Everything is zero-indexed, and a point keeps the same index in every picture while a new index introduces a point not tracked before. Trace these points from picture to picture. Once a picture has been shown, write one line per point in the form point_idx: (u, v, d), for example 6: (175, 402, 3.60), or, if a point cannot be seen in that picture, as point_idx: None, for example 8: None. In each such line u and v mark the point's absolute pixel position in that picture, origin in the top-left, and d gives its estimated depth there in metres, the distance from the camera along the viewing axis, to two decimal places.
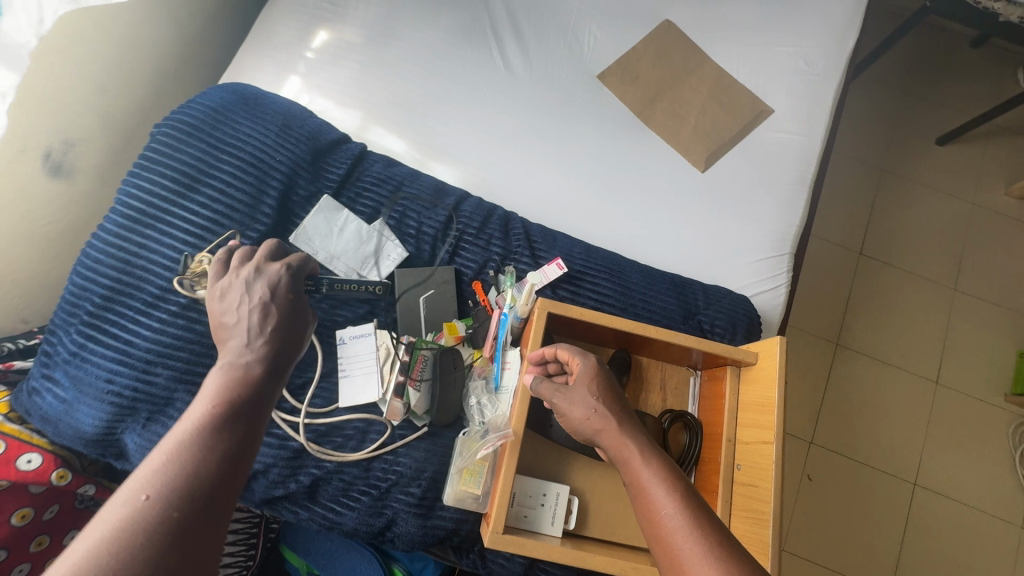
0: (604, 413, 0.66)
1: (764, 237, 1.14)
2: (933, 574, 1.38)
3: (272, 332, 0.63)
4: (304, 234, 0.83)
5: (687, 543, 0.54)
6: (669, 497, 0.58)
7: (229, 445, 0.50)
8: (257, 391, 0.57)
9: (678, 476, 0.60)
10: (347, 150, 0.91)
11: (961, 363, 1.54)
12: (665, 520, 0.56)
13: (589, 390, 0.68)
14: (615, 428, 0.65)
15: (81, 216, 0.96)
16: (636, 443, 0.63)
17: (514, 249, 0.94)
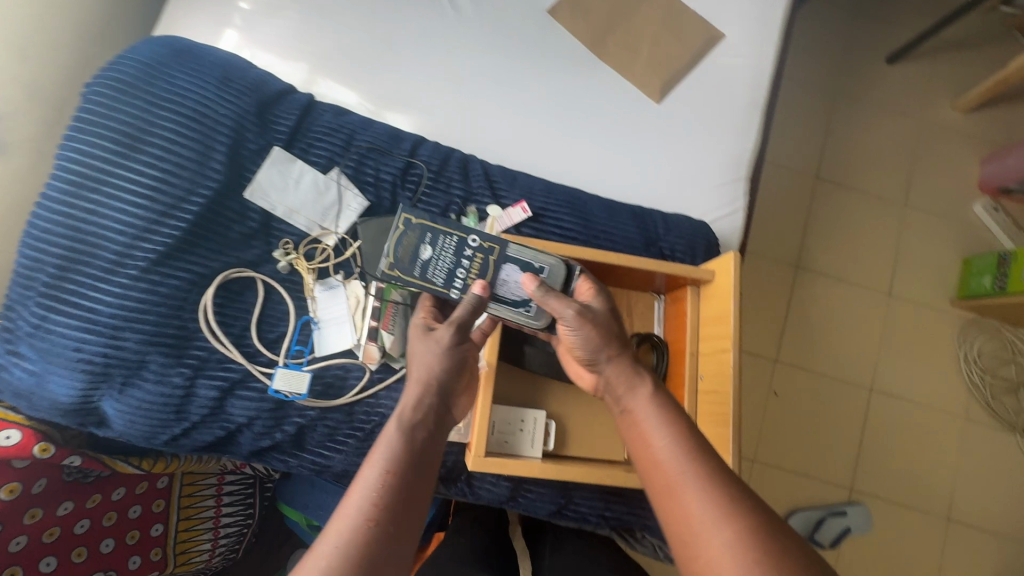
0: (611, 339, 0.67)
1: (720, 163, 1.17)
2: (888, 466, 1.51)
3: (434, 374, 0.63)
4: (259, 190, 0.82)
5: (683, 475, 0.54)
6: (666, 434, 0.59)
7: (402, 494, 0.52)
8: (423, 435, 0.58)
9: (676, 416, 0.61)
10: (295, 100, 0.88)
11: (911, 274, 1.63)
12: (660, 453, 0.57)
13: (608, 318, 0.69)
14: (619, 362, 0.66)
15: (21, 192, 0.93)
16: (636, 374, 0.65)
17: (475, 190, 0.94)
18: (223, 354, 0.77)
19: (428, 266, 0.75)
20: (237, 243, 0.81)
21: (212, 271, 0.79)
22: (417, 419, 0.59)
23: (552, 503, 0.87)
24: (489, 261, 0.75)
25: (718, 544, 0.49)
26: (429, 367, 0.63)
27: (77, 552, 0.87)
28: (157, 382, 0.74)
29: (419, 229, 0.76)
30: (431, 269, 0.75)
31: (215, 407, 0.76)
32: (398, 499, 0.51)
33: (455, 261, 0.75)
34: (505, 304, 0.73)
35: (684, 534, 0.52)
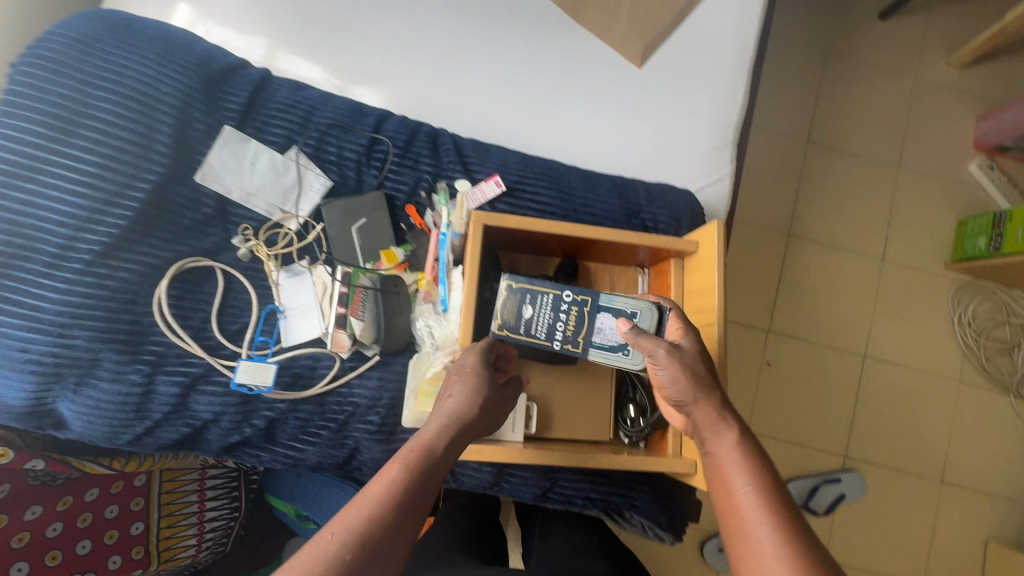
0: (706, 381, 0.61)
1: (705, 128, 1.11)
2: (881, 433, 1.50)
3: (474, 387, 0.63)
4: (211, 173, 0.77)
5: (765, 534, 0.50)
6: (749, 483, 0.54)
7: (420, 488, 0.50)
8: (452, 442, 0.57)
9: (768, 469, 0.56)
10: (247, 75, 0.82)
11: (905, 238, 1.59)
12: (742, 503, 0.53)
13: (698, 355, 0.63)
14: (707, 400, 0.60)
15: None
16: (720, 412, 0.60)
17: (445, 165, 0.89)
18: (183, 348, 0.74)
19: (529, 325, 0.73)
20: (192, 231, 0.78)
21: (166, 261, 0.75)
22: (455, 428, 0.58)
23: (536, 487, 0.85)
24: (587, 313, 0.72)
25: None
26: (475, 382, 0.63)
27: (49, 556, 0.86)
28: (112, 380, 0.70)
29: (519, 291, 0.73)
30: (534, 326, 0.73)
31: (177, 403, 0.73)
32: (427, 495, 0.50)
33: (553, 316, 0.73)
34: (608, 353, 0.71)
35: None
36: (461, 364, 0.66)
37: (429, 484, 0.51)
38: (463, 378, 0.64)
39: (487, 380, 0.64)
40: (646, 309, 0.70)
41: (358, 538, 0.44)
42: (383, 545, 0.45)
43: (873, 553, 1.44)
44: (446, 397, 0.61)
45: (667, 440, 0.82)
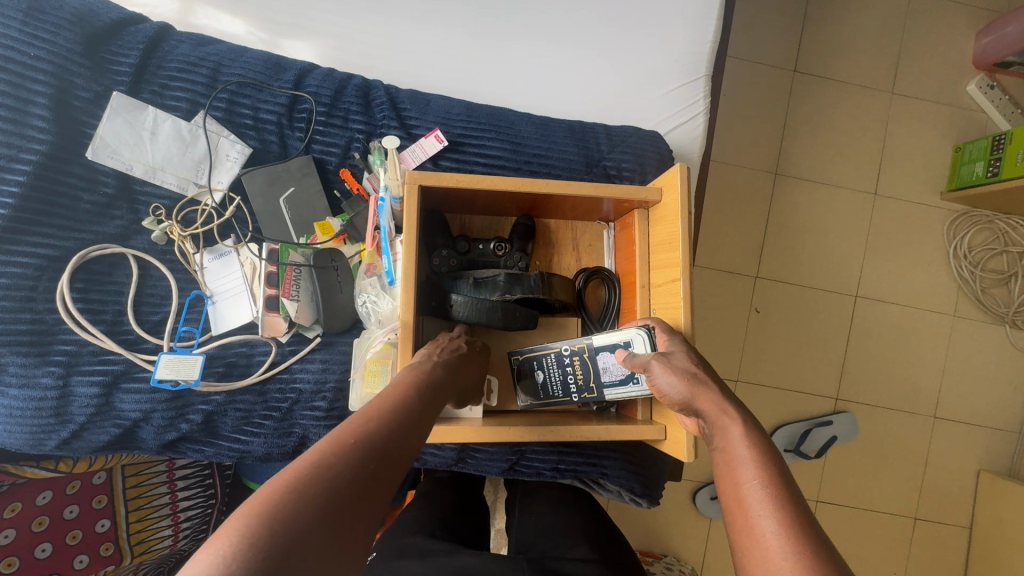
0: (703, 377, 0.58)
1: (674, 61, 1.01)
2: (874, 374, 1.46)
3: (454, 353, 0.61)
4: (104, 148, 0.69)
5: (770, 524, 0.43)
6: (756, 475, 0.47)
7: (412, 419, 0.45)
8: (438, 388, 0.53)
9: (776, 460, 0.49)
10: (139, 31, 0.71)
11: (899, 170, 1.50)
12: (747, 494, 0.46)
13: (688, 356, 0.61)
14: (704, 393, 0.57)
15: None
16: (720, 405, 0.55)
17: (379, 121, 0.80)
18: (98, 345, 0.68)
19: (546, 388, 0.74)
20: (92, 216, 0.70)
21: (67, 251, 0.68)
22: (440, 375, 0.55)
23: (502, 461, 0.81)
24: (588, 359, 0.71)
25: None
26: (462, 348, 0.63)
27: (6, 562, 0.84)
28: (21, 386, 0.64)
29: (526, 359, 0.74)
30: (551, 389, 0.73)
31: (100, 405, 0.67)
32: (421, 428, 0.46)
33: (562, 371, 0.73)
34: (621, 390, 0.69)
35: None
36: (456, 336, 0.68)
37: (432, 412, 0.49)
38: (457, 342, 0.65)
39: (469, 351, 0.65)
40: (631, 336, 0.68)
41: (378, 449, 0.39)
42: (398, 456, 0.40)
43: (865, 493, 1.42)
44: (438, 350, 0.61)
45: (637, 406, 0.78)
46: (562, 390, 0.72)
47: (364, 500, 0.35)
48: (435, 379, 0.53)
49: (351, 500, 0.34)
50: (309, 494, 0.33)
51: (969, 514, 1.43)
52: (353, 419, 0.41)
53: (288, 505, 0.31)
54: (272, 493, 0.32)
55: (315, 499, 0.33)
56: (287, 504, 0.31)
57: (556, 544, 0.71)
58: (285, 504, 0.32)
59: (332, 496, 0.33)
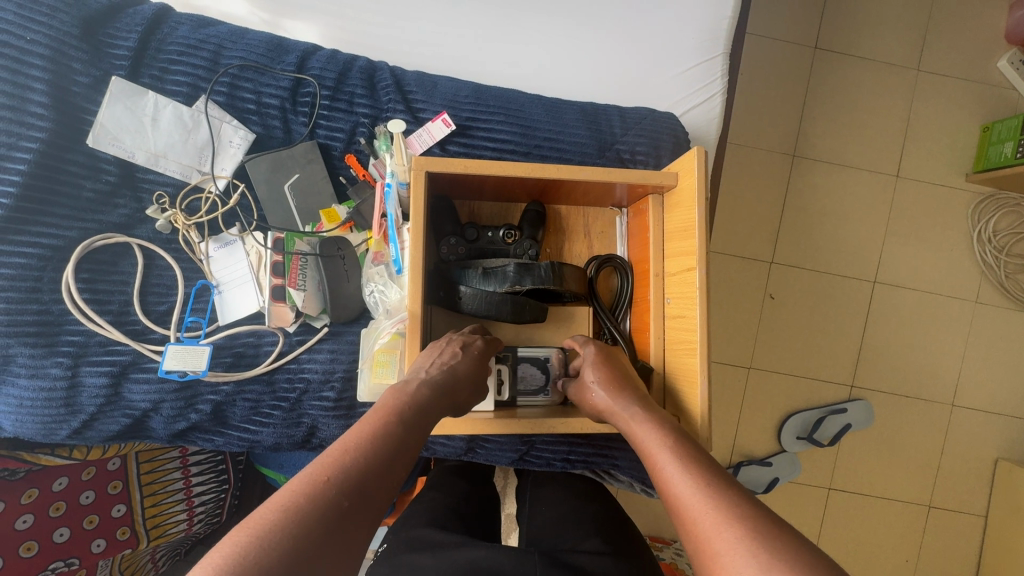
0: (614, 386, 0.64)
1: (690, 39, 0.97)
2: (891, 362, 1.43)
3: (457, 362, 0.61)
4: (105, 135, 0.67)
5: (691, 490, 0.47)
6: (673, 458, 0.52)
7: (396, 439, 0.48)
8: (427, 404, 0.54)
9: (702, 455, 0.52)
10: (136, 13, 0.69)
11: (923, 151, 1.44)
12: (667, 476, 0.50)
13: (594, 371, 0.67)
14: (613, 404, 0.62)
15: None
16: (631, 412, 0.61)
17: (385, 104, 0.77)
18: (105, 336, 0.67)
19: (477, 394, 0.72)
20: (95, 205, 0.68)
21: (70, 241, 0.67)
22: (433, 390, 0.56)
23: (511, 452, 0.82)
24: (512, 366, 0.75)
25: (735, 558, 0.39)
26: (466, 352, 0.63)
27: (25, 547, 0.84)
28: (31, 376, 0.64)
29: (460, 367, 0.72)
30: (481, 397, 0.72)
31: (110, 395, 0.67)
32: (408, 446, 0.49)
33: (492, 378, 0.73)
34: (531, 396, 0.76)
35: (698, 559, 0.42)
36: (452, 338, 0.65)
37: (419, 436, 0.51)
38: (453, 349, 0.63)
39: (477, 357, 0.64)
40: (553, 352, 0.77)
41: (356, 474, 0.42)
42: (371, 491, 0.42)
43: (879, 481, 1.40)
44: (436, 356, 0.61)
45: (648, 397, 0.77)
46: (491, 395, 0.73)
47: (329, 539, 0.37)
48: (420, 398, 0.54)
49: (321, 547, 0.36)
50: (278, 535, 0.35)
51: (986, 502, 1.40)
52: (339, 444, 0.44)
53: (252, 554, 0.33)
54: (257, 522, 0.35)
55: (279, 548, 0.34)
56: (255, 555, 0.33)
57: (567, 535, 0.70)
58: (265, 537, 0.35)
59: (298, 543, 0.35)
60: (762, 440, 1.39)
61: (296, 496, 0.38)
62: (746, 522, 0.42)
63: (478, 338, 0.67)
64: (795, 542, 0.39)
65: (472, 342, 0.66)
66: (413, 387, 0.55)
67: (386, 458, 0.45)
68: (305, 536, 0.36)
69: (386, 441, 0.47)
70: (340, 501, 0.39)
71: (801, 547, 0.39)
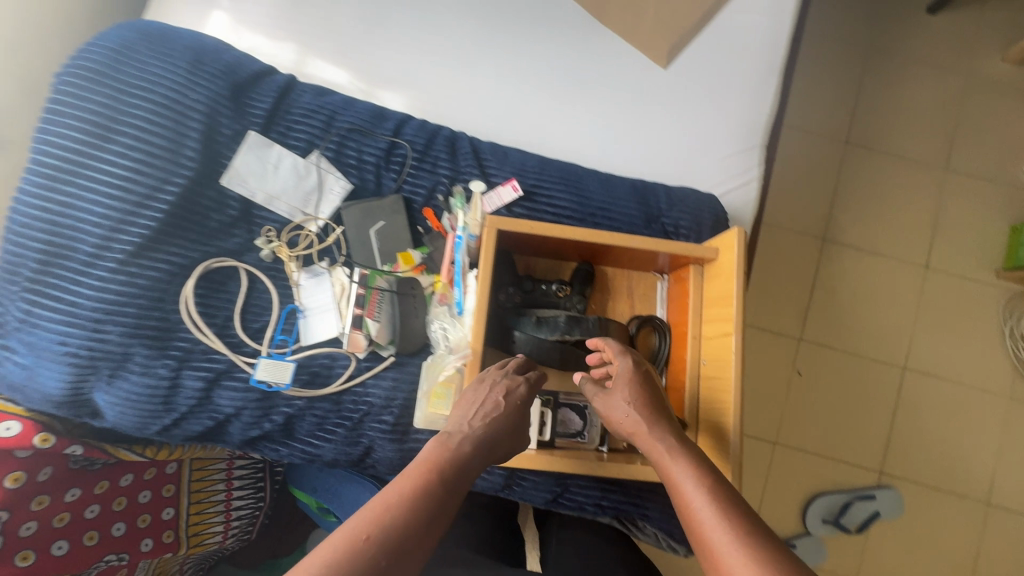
0: (650, 414, 0.67)
1: (730, 132, 1.11)
2: (921, 450, 1.42)
3: (496, 419, 0.65)
4: (236, 177, 0.80)
5: (727, 544, 0.51)
6: (711, 505, 0.55)
7: (436, 497, 0.53)
8: (468, 462, 0.59)
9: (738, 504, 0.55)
10: (273, 81, 0.84)
11: (951, 245, 1.51)
12: (707, 526, 0.53)
13: (626, 394, 0.69)
14: (647, 433, 0.65)
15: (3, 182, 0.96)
16: (664, 445, 0.63)
17: (463, 169, 0.90)
18: (207, 344, 0.77)
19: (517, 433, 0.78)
20: (217, 233, 0.81)
21: (192, 261, 0.78)
22: (473, 446, 0.60)
23: (546, 491, 0.85)
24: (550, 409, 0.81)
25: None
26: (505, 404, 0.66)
27: (88, 536, 0.88)
28: (142, 374, 0.74)
29: None
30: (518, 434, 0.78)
31: (202, 397, 0.76)
32: (447, 502, 0.53)
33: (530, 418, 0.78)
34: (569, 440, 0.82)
35: None
36: (495, 384, 0.68)
37: (459, 493, 0.56)
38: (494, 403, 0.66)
39: (515, 408, 0.67)
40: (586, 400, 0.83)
41: (393, 533, 0.47)
42: (409, 546, 0.48)
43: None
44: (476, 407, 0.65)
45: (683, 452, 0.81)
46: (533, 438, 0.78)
47: None
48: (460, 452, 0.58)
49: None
50: None
51: None
52: (383, 500, 0.50)
53: None
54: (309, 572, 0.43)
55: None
56: None
57: None
58: None
59: None
60: (787, 518, 1.37)
61: (341, 550, 0.45)
62: None
63: (518, 383, 0.70)
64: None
65: (511, 392, 0.68)
66: (455, 442, 0.60)
67: (424, 515, 0.51)
68: None
69: (425, 500, 0.52)
70: (378, 558, 0.45)
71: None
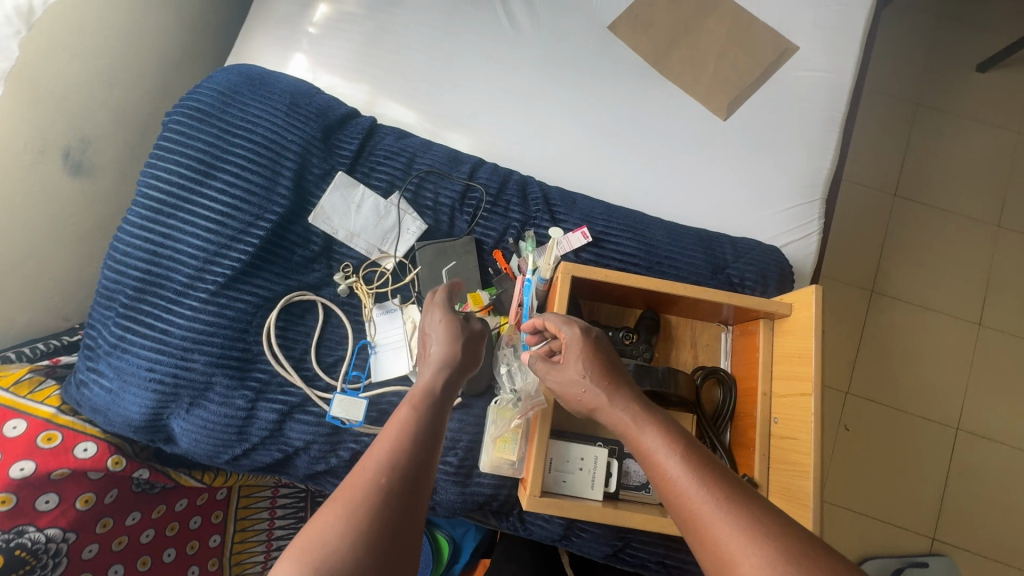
0: (602, 382, 0.67)
1: (790, 184, 1.12)
2: (978, 517, 1.35)
3: (448, 346, 0.69)
4: (322, 214, 0.83)
5: (701, 498, 0.52)
6: (678, 464, 0.56)
7: (427, 427, 0.58)
8: (440, 390, 0.64)
9: (701, 459, 0.56)
10: (358, 124, 0.88)
11: (1006, 303, 1.47)
12: (676, 483, 0.55)
13: (578, 366, 0.68)
14: (608, 405, 0.65)
15: (87, 206, 1.02)
16: (627, 414, 0.64)
17: (534, 214, 0.91)
18: (284, 377, 0.78)
19: (585, 484, 0.77)
20: (299, 267, 0.83)
21: (276, 294, 0.80)
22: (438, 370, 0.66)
23: (607, 546, 0.83)
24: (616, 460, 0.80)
25: None
26: (443, 330, 0.71)
27: (142, 560, 0.87)
28: (221, 403, 0.75)
29: (571, 451, 0.78)
30: (586, 484, 0.77)
31: (274, 429, 0.77)
32: (438, 432, 0.58)
33: (598, 467, 0.77)
34: (632, 493, 0.80)
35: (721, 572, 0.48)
36: (430, 319, 0.73)
37: (444, 419, 0.61)
38: (439, 318, 0.72)
39: (452, 328, 0.71)
40: None
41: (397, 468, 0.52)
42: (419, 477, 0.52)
43: None
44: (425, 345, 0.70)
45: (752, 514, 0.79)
46: (601, 489, 0.77)
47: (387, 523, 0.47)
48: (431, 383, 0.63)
49: (384, 564, 0.45)
50: (340, 528, 0.46)
51: None
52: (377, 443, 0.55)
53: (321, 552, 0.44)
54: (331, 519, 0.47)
55: (353, 575, 0.44)
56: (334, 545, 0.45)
57: None
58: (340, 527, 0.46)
59: (360, 527, 0.46)
60: None
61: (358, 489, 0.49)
62: (762, 534, 0.47)
63: (443, 307, 0.74)
64: (810, 561, 0.45)
65: (443, 315, 0.73)
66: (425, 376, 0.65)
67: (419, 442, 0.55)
68: (364, 523, 0.46)
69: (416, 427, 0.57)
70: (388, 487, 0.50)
71: (809, 563, 0.45)
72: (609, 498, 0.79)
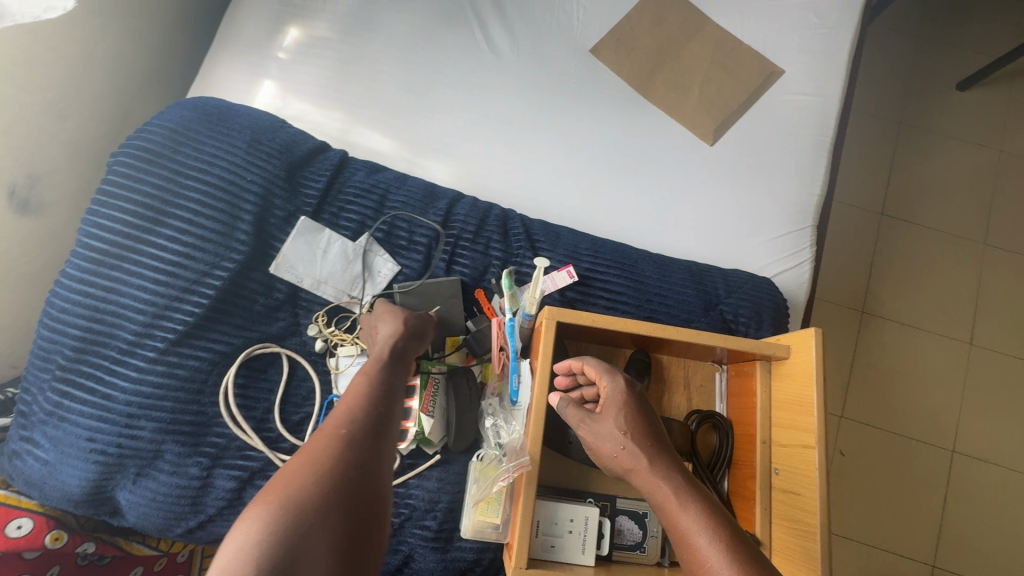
0: (644, 446, 0.63)
1: (778, 211, 1.08)
2: (981, 545, 1.31)
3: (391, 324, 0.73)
4: (285, 263, 0.77)
5: None
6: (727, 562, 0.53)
7: (382, 390, 0.63)
8: (394, 356, 0.68)
9: (751, 557, 0.54)
10: (326, 159, 0.83)
11: (997, 323, 1.45)
12: None
13: (618, 423, 0.65)
14: (648, 473, 0.61)
15: (35, 246, 0.94)
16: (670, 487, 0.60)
17: (515, 251, 0.86)
18: (243, 440, 0.71)
19: (575, 547, 0.71)
20: (262, 317, 0.77)
21: (235, 348, 0.74)
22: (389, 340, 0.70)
23: None
24: (607, 519, 0.74)
25: None
26: (386, 313, 0.75)
27: None
28: (171, 473, 0.68)
29: (559, 511, 0.72)
30: (577, 547, 0.71)
31: (233, 498, 0.70)
32: (394, 394, 0.64)
33: (589, 528, 0.71)
34: (627, 554, 0.74)
35: None
36: (372, 314, 0.77)
37: (400, 382, 0.66)
38: (379, 308, 0.76)
39: (395, 310, 0.75)
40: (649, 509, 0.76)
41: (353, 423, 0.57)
42: (375, 429, 0.58)
43: None
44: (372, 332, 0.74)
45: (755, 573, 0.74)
46: (593, 552, 0.71)
47: (345, 463, 0.52)
48: (382, 352, 0.68)
49: (344, 496, 0.50)
50: (303, 470, 0.50)
51: None
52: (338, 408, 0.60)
53: (283, 490, 0.49)
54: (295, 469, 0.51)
55: (316, 506, 0.48)
56: (297, 484, 0.49)
57: None
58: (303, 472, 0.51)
59: (319, 467, 0.51)
60: None
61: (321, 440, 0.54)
62: None
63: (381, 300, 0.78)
64: None
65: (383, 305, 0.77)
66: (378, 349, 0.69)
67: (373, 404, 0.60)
68: (323, 462, 0.51)
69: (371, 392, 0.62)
70: (345, 437, 0.55)
71: None
72: (601, 561, 0.73)
